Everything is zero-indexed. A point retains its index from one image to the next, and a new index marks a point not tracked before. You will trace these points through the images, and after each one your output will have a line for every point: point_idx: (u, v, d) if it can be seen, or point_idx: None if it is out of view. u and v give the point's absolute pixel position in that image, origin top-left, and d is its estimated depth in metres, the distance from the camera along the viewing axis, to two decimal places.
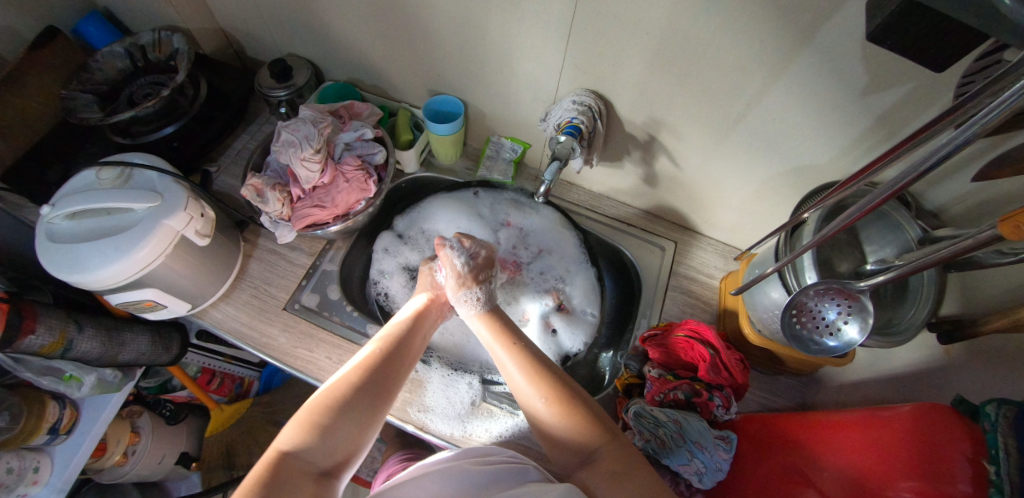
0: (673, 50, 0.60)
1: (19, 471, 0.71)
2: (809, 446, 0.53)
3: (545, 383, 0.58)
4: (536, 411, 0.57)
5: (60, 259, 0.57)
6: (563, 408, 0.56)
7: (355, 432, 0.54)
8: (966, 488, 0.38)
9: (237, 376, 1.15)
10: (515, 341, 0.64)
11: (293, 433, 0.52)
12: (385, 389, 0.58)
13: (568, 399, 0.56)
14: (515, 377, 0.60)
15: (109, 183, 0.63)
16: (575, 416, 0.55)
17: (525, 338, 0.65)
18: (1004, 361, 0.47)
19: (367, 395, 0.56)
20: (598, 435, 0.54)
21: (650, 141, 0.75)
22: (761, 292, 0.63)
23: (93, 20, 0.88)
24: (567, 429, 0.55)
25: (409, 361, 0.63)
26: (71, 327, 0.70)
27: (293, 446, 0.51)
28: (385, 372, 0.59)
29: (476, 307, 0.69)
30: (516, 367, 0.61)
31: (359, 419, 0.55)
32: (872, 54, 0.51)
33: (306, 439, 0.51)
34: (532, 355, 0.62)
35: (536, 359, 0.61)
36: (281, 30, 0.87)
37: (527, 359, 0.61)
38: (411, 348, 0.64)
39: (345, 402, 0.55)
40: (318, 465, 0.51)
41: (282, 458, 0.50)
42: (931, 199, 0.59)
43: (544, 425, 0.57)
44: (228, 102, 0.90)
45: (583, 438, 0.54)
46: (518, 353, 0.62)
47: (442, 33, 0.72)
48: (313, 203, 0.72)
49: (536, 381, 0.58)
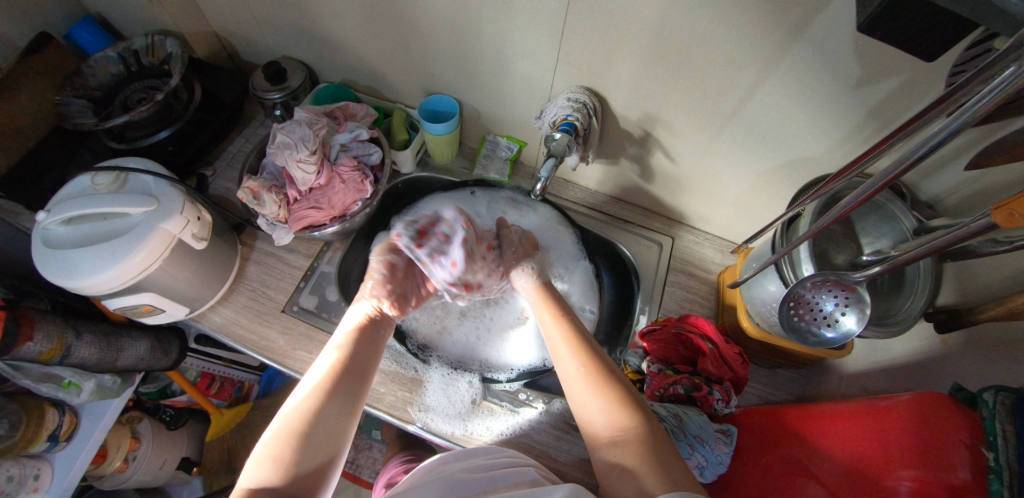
0: (667, 45, 0.60)
1: (20, 480, 0.70)
2: (810, 437, 0.53)
3: (585, 355, 0.61)
4: (573, 379, 0.60)
5: (57, 265, 0.57)
6: (599, 379, 0.58)
7: (317, 452, 0.53)
8: (966, 476, 0.38)
9: (237, 380, 1.15)
10: (559, 325, 0.66)
11: (256, 470, 0.50)
12: (343, 406, 0.57)
13: (603, 373, 0.58)
14: (559, 347, 0.64)
15: (105, 188, 0.61)
16: (610, 388, 0.57)
17: (569, 321, 0.67)
18: (1000, 349, 0.47)
19: (323, 417, 0.55)
20: (625, 409, 0.54)
21: (646, 136, 0.75)
22: (758, 285, 0.63)
23: (85, 25, 0.88)
24: (598, 404, 0.56)
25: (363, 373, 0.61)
26: (69, 334, 0.70)
27: (257, 481, 0.49)
28: (338, 388, 0.58)
29: (531, 281, 0.76)
30: (560, 347, 0.64)
31: (315, 440, 0.53)
32: (864, 45, 0.51)
33: (269, 472, 0.50)
34: (578, 329, 0.66)
35: (581, 334, 0.65)
36: (275, 32, 0.87)
37: (569, 342, 0.64)
38: (362, 362, 0.62)
39: (302, 428, 0.53)
40: (286, 491, 0.50)
41: (248, 496, 0.48)
42: (925, 189, 0.60)
43: (580, 407, 0.58)
44: (222, 105, 0.90)
45: (611, 412, 0.55)
46: (567, 326, 0.66)
47: (436, 32, 0.72)
48: (309, 205, 0.72)
49: (578, 352, 0.62)
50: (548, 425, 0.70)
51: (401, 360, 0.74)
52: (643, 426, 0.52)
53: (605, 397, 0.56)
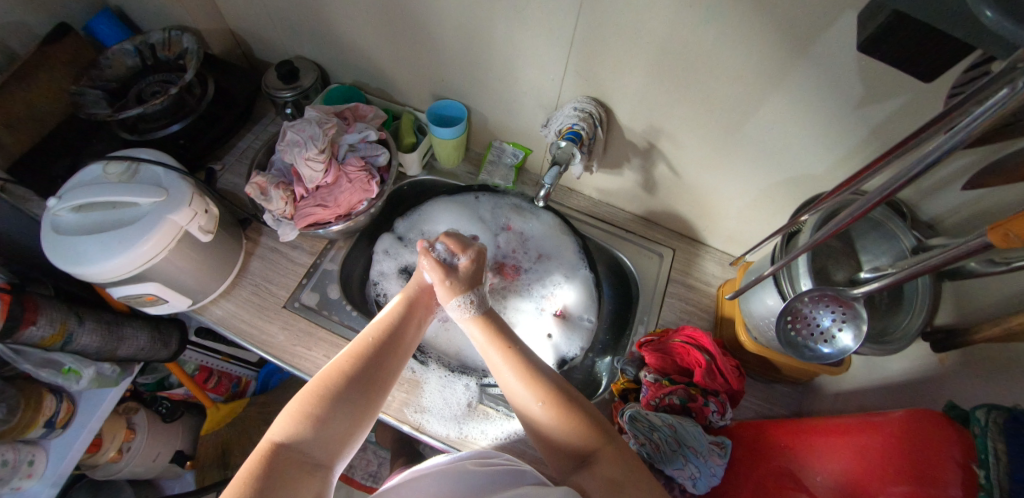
0: (673, 58, 0.61)
1: (14, 464, 0.71)
2: (805, 452, 0.53)
3: (540, 387, 0.56)
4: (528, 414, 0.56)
5: (64, 252, 0.58)
6: (561, 409, 0.55)
7: (348, 422, 0.53)
8: (956, 493, 0.38)
9: (234, 375, 1.16)
10: (507, 357, 0.59)
11: (286, 424, 0.50)
12: (378, 379, 0.56)
13: (565, 405, 0.55)
14: (511, 385, 0.58)
15: (116, 177, 0.63)
16: (576, 418, 0.54)
17: (516, 351, 0.60)
18: (997, 370, 0.47)
19: (358, 387, 0.54)
20: (592, 439, 0.53)
21: (650, 148, 0.76)
22: (758, 299, 0.63)
23: (104, 18, 0.89)
24: (566, 436, 0.54)
25: (403, 351, 0.61)
26: (72, 320, 0.71)
27: (286, 436, 0.49)
28: (380, 360, 0.58)
29: (470, 312, 0.65)
30: (513, 383, 0.58)
31: (353, 406, 0.54)
32: (866, 66, 0.52)
33: (300, 430, 0.50)
34: (525, 358, 0.59)
35: (527, 362, 0.59)
36: (290, 32, 0.88)
37: (521, 376, 0.57)
38: (406, 332, 0.63)
39: (341, 391, 0.53)
40: (313, 456, 0.50)
41: (276, 450, 0.48)
42: (926, 210, 0.60)
43: (545, 437, 0.56)
44: (234, 102, 0.92)
45: (579, 441, 0.53)
46: (515, 360, 0.59)
47: (446, 39, 0.74)
48: (315, 203, 0.73)
49: (531, 385, 0.56)
50: None
51: None
52: (614, 449, 0.52)
53: (568, 428, 0.54)
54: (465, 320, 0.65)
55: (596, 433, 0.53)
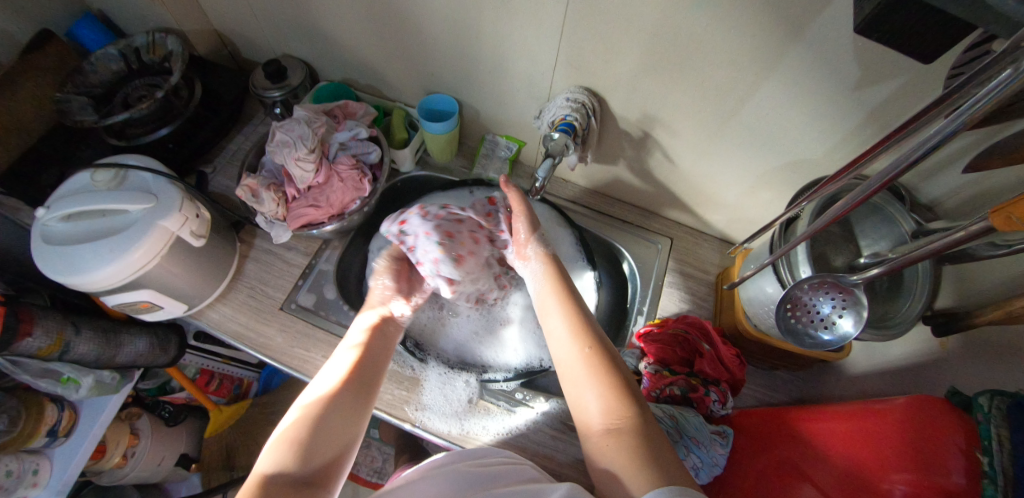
0: (666, 45, 0.60)
1: (19, 474, 0.71)
2: (806, 440, 0.53)
3: (586, 338, 0.59)
4: (568, 362, 0.58)
5: (55, 262, 0.57)
6: (600, 363, 0.56)
7: (332, 446, 0.53)
8: (960, 480, 0.38)
9: (236, 378, 1.16)
10: (563, 305, 0.64)
11: (273, 454, 0.50)
12: (356, 404, 0.57)
13: (604, 359, 0.57)
14: (560, 331, 0.61)
15: (104, 185, 0.62)
16: (612, 374, 0.55)
17: (574, 301, 0.64)
18: (999, 353, 0.47)
19: (336, 412, 0.55)
20: (620, 400, 0.53)
21: (645, 137, 0.75)
22: (757, 287, 0.63)
23: (86, 23, 0.88)
24: (596, 395, 0.54)
25: (379, 375, 0.62)
26: (68, 330, 0.71)
27: (272, 466, 0.49)
28: (359, 384, 0.59)
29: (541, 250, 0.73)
30: (561, 330, 0.61)
31: (337, 429, 0.54)
32: (863, 47, 0.51)
33: (286, 458, 0.50)
34: (581, 309, 0.63)
35: (581, 311, 0.63)
36: (276, 30, 0.87)
37: (571, 324, 0.61)
38: (381, 358, 0.64)
39: (323, 416, 0.54)
40: (303, 479, 0.49)
41: (263, 479, 0.48)
42: (925, 192, 0.59)
43: (575, 395, 0.56)
44: (223, 103, 0.90)
45: (607, 401, 0.53)
46: (568, 309, 0.63)
47: (434, 32, 0.73)
48: (307, 203, 0.72)
49: (580, 333, 0.60)
50: (544, 426, 0.70)
51: (398, 358, 0.74)
52: (637, 416, 0.52)
53: (601, 384, 0.54)
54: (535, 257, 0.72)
55: (629, 393, 0.53)
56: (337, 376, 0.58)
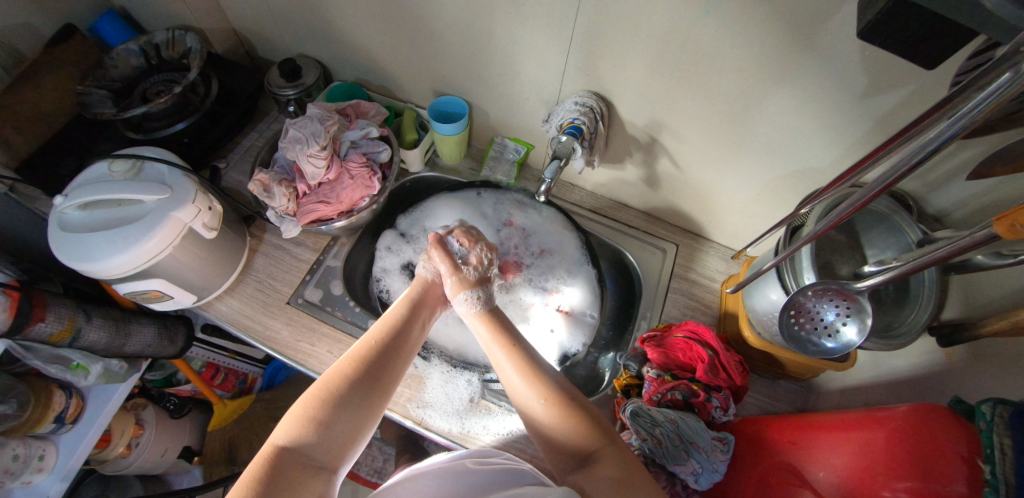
0: (673, 50, 0.61)
1: (25, 459, 0.72)
2: (807, 449, 0.53)
3: (542, 386, 0.56)
4: (532, 415, 0.56)
5: (70, 248, 0.59)
6: (563, 412, 0.54)
7: (349, 429, 0.53)
8: (962, 489, 0.38)
9: (240, 372, 1.17)
10: (512, 356, 0.59)
11: (290, 428, 0.51)
12: (382, 383, 0.56)
13: (567, 404, 0.55)
14: (513, 382, 0.58)
15: (121, 175, 0.64)
16: (578, 423, 0.53)
17: (523, 350, 0.60)
18: (1004, 364, 0.46)
19: (360, 394, 0.54)
20: (593, 441, 0.52)
21: (652, 142, 0.75)
22: (760, 294, 0.63)
23: (109, 19, 0.90)
24: (568, 437, 0.53)
25: (408, 352, 0.61)
26: (80, 317, 0.72)
27: (289, 440, 0.50)
28: (384, 361, 0.58)
29: (477, 307, 0.66)
30: (515, 381, 0.58)
31: (357, 409, 0.54)
32: (870, 55, 0.51)
33: (304, 434, 0.50)
34: (531, 358, 0.59)
35: (532, 360, 0.59)
36: (292, 31, 0.89)
37: (525, 375, 0.57)
38: (411, 333, 0.63)
39: (344, 394, 0.53)
40: (317, 460, 0.50)
41: (278, 453, 0.49)
42: (933, 202, 0.59)
43: (546, 439, 0.55)
44: (238, 101, 0.92)
45: (581, 442, 0.53)
46: (519, 358, 0.59)
47: (446, 35, 0.74)
48: (318, 199, 0.74)
49: (533, 382, 0.56)
50: None
51: None
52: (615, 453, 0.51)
53: (570, 430, 0.53)
54: (471, 315, 0.65)
55: (595, 436, 0.52)
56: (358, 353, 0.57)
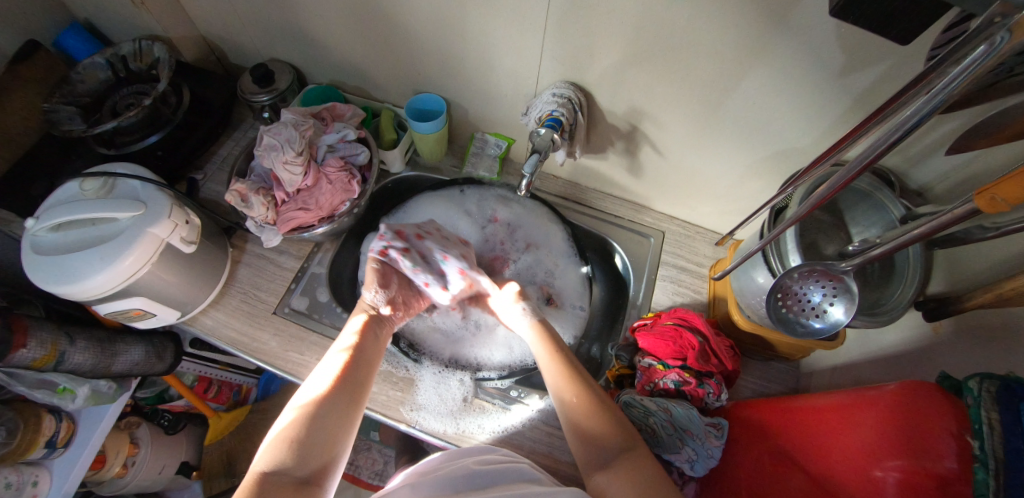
0: (649, 36, 0.60)
1: (18, 486, 0.71)
2: (799, 431, 0.53)
3: (577, 385, 0.60)
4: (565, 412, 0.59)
5: (45, 272, 0.57)
6: (594, 409, 0.57)
7: (325, 443, 0.53)
8: (952, 465, 0.38)
9: (234, 384, 1.15)
10: (553, 357, 0.64)
11: (269, 454, 0.50)
12: (352, 401, 0.57)
13: (601, 403, 0.58)
14: (551, 379, 0.62)
15: (93, 194, 0.62)
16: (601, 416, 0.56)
17: (564, 353, 0.65)
18: (990, 337, 0.47)
19: (327, 414, 0.54)
20: (619, 442, 0.54)
21: (633, 131, 0.75)
22: (748, 278, 0.62)
23: (73, 31, 0.88)
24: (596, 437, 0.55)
25: (372, 365, 0.62)
26: (63, 340, 0.71)
27: (271, 464, 0.49)
28: (349, 377, 0.58)
29: (532, 317, 0.70)
30: (552, 378, 0.62)
31: (328, 424, 0.54)
32: (847, 33, 0.50)
33: (281, 457, 0.50)
34: (571, 359, 0.64)
35: (569, 360, 0.64)
36: (262, 35, 0.87)
37: (561, 372, 0.62)
38: (372, 348, 0.63)
39: (315, 413, 0.54)
40: (298, 475, 0.50)
41: (261, 479, 0.48)
42: (915, 178, 0.59)
43: (575, 439, 0.57)
44: (212, 109, 0.90)
45: (608, 443, 0.55)
46: (559, 358, 0.63)
47: (419, 31, 0.72)
48: (297, 206, 0.72)
49: (571, 383, 0.60)
50: (540, 422, 0.70)
51: (391, 359, 0.74)
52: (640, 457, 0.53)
53: (600, 429, 0.56)
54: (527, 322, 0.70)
55: (622, 435, 0.54)
56: (329, 374, 0.58)
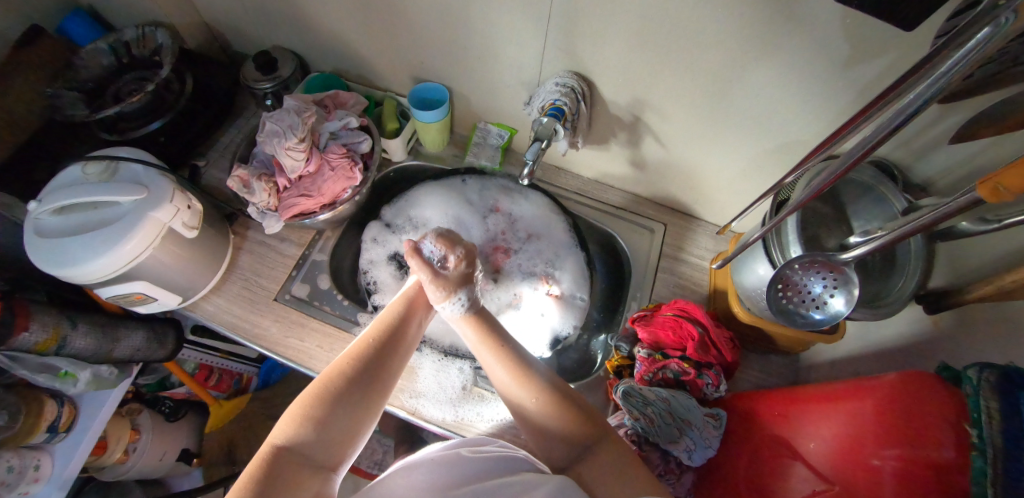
0: (652, 26, 0.60)
1: (20, 470, 0.71)
2: (797, 419, 0.53)
3: (533, 385, 0.55)
4: (525, 412, 0.55)
5: (46, 255, 0.58)
6: (555, 408, 0.53)
7: (350, 427, 0.52)
8: (949, 454, 0.38)
9: (235, 373, 1.15)
10: (496, 353, 0.58)
11: (287, 428, 0.50)
12: (380, 383, 0.55)
13: (559, 401, 0.54)
14: (503, 379, 0.57)
15: (95, 177, 0.62)
16: (568, 418, 0.53)
17: (506, 346, 0.58)
18: (989, 329, 0.47)
19: (357, 395, 0.53)
20: (587, 435, 0.52)
21: (636, 122, 0.75)
22: (747, 268, 0.62)
23: (76, 18, 0.87)
24: (560, 433, 0.53)
25: (405, 347, 0.59)
26: (65, 324, 0.71)
27: (288, 440, 0.49)
28: (380, 361, 0.56)
29: (460, 310, 0.61)
30: (504, 378, 0.56)
31: (356, 408, 0.52)
32: (852, 23, 0.50)
33: (299, 436, 0.50)
34: (517, 354, 0.58)
35: (520, 358, 0.57)
36: (265, 22, 0.86)
37: (512, 372, 0.56)
38: (407, 328, 0.60)
39: (342, 395, 0.52)
40: (314, 459, 0.50)
41: (278, 452, 0.48)
42: (918, 171, 0.59)
43: (539, 433, 0.55)
44: (215, 96, 0.90)
45: (575, 439, 0.53)
46: (504, 356, 0.57)
47: (422, 20, 0.72)
48: (299, 193, 0.72)
49: (524, 384, 0.55)
50: None
51: None
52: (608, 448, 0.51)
53: (563, 425, 0.53)
54: (457, 318, 0.61)
55: (591, 432, 0.52)
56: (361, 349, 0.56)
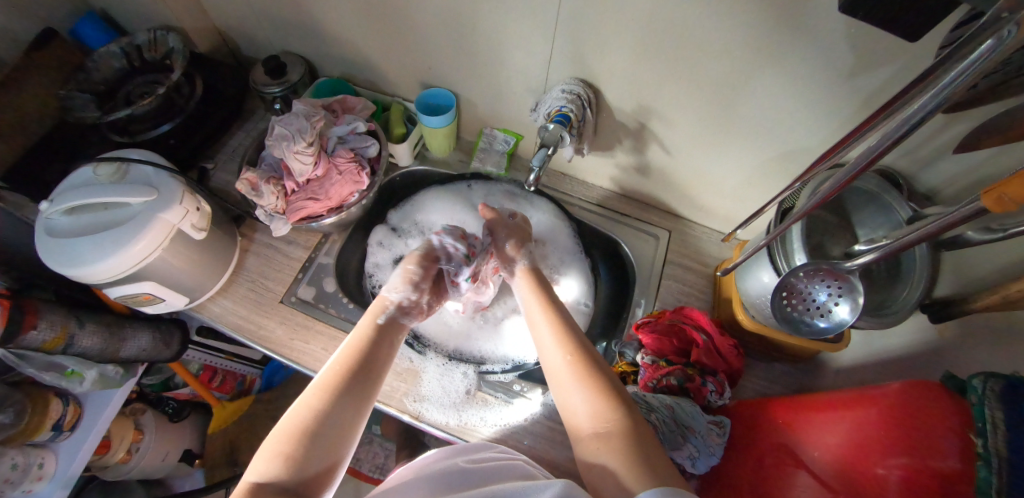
0: (658, 34, 0.60)
1: (24, 468, 0.72)
2: (799, 428, 0.53)
3: (570, 343, 0.60)
4: (556, 370, 0.58)
5: (56, 255, 0.58)
6: (584, 369, 0.56)
7: (325, 456, 0.50)
8: (955, 464, 0.38)
9: (239, 374, 1.17)
10: (546, 311, 0.65)
11: (263, 464, 0.49)
12: (355, 406, 0.54)
13: (590, 361, 0.57)
14: (544, 337, 0.62)
15: (106, 178, 0.63)
16: (596, 383, 0.54)
17: (556, 307, 0.66)
18: (995, 338, 0.47)
19: (333, 422, 0.52)
20: (610, 402, 0.52)
21: (641, 129, 0.75)
22: (752, 276, 0.62)
23: (89, 21, 0.89)
24: (584, 399, 0.54)
25: (378, 371, 0.59)
26: (72, 323, 0.71)
27: (263, 477, 0.48)
28: (353, 386, 0.55)
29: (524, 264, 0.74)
30: (546, 336, 0.62)
31: (328, 440, 0.51)
32: (856, 33, 0.50)
33: (274, 470, 0.48)
34: (563, 316, 0.64)
35: (564, 320, 0.64)
36: (275, 28, 0.88)
37: (555, 329, 0.62)
38: (381, 352, 0.60)
39: (316, 427, 0.51)
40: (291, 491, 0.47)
41: (251, 490, 0.47)
42: (923, 180, 0.59)
43: (563, 401, 0.56)
44: (224, 100, 0.92)
45: (596, 408, 0.52)
46: (553, 314, 0.65)
47: (430, 26, 0.73)
48: (307, 196, 0.73)
49: (563, 341, 0.60)
50: (543, 417, 0.70)
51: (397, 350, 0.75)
52: (626, 418, 0.51)
53: (589, 388, 0.54)
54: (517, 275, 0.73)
55: (614, 398, 0.53)
56: (331, 375, 0.55)
